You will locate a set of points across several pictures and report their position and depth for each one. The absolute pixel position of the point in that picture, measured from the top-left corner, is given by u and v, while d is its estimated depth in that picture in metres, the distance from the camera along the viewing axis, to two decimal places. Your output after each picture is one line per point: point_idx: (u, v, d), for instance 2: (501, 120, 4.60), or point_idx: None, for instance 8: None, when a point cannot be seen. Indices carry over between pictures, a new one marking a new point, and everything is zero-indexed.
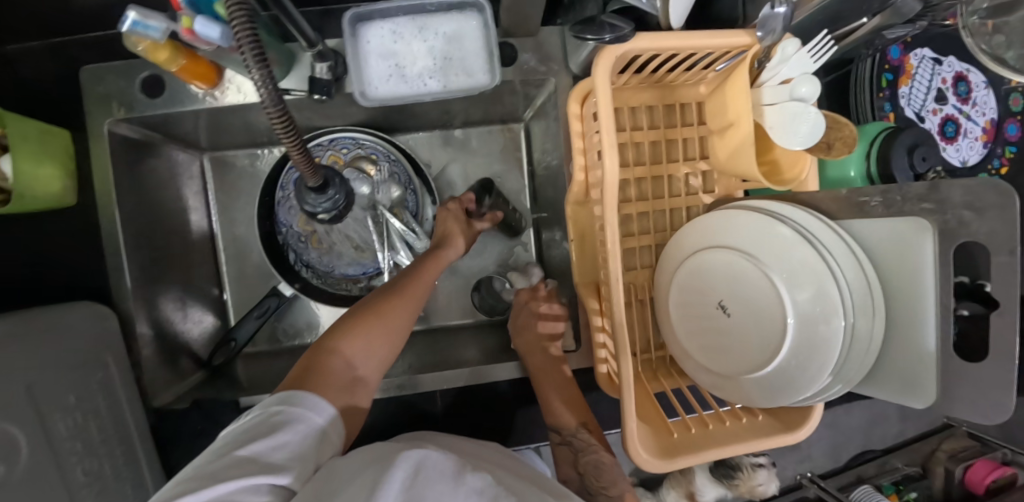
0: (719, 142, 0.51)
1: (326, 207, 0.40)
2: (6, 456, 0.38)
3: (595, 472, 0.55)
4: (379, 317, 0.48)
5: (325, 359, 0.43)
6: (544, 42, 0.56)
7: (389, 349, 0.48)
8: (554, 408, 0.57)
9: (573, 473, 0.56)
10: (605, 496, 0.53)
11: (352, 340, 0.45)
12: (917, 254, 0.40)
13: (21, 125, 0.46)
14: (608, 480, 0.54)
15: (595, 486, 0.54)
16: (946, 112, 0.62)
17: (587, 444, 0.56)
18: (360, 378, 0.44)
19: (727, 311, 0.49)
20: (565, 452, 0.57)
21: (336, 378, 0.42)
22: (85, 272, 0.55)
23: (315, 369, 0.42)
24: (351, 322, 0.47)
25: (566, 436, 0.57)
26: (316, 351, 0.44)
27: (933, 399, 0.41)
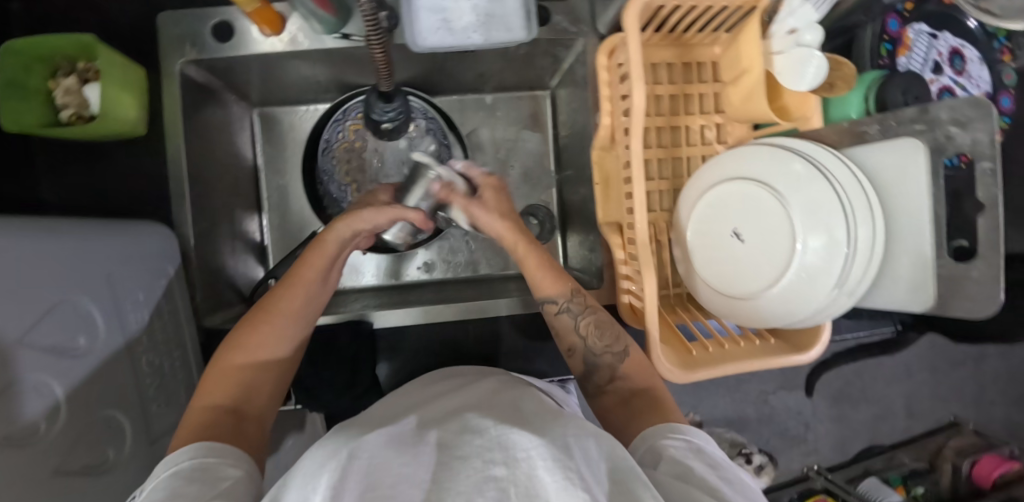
0: (733, 91, 0.57)
1: (391, 116, 0.50)
2: (85, 329, 0.42)
3: (598, 331, 0.52)
4: (243, 353, 0.46)
5: (207, 417, 0.41)
6: (574, 6, 0.62)
7: (275, 375, 0.47)
8: (539, 278, 0.55)
9: (576, 339, 0.53)
10: (611, 357, 0.51)
11: (229, 388, 0.44)
12: (914, 170, 0.45)
13: (111, 55, 0.51)
14: (609, 337, 0.51)
15: (598, 346, 0.51)
16: (942, 82, 0.69)
17: (583, 309, 0.53)
18: (252, 413, 0.44)
19: (742, 238, 0.53)
20: (564, 320, 0.53)
21: (227, 424, 0.40)
22: (148, 199, 0.60)
23: (206, 428, 0.39)
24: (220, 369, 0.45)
25: (561, 302, 0.53)
26: (192, 416, 0.41)
27: (932, 301, 0.46)
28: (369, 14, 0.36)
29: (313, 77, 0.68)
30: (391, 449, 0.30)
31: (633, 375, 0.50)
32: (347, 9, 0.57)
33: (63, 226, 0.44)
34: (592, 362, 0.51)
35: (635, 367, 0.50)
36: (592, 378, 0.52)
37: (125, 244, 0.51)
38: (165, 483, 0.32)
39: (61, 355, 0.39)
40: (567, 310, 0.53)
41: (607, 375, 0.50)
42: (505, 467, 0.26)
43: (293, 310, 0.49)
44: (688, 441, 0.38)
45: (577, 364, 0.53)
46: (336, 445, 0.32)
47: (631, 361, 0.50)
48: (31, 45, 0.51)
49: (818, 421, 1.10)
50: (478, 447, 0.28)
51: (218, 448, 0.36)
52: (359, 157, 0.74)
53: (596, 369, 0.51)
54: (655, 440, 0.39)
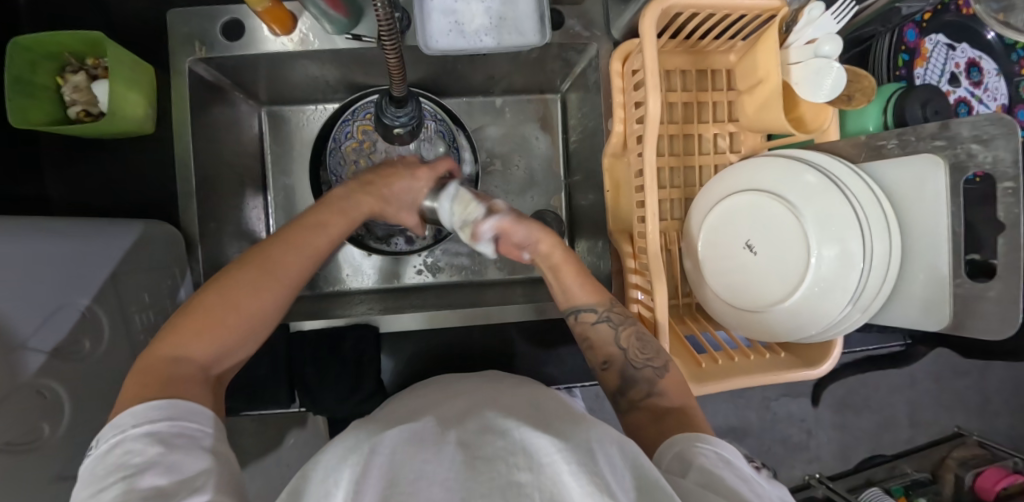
0: (748, 101, 0.56)
1: (404, 121, 0.49)
2: (89, 331, 0.42)
3: (639, 344, 0.51)
4: (228, 300, 0.40)
5: (173, 370, 0.35)
6: (588, 11, 0.62)
7: (252, 338, 0.42)
8: (575, 289, 0.56)
9: (615, 351, 0.52)
10: (650, 371, 0.48)
11: (205, 342, 0.38)
12: (932, 188, 0.45)
13: (120, 53, 0.51)
14: (651, 350, 0.50)
15: (638, 358, 0.50)
16: (959, 94, 0.69)
17: (622, 320, 0.53)
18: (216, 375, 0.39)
19: (754, 250, 0.52)
20: (603, 330, 0.53)
21: (194, 384, 0.35)
22: (155, 196, 0.60)
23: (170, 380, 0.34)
24: (196, 313, 0.39)
25: (601, 311, 0.54)
26: (153, 364, 0.35)
27: (948, 319, 0.45)
28: (384, 18, 0.36)
29: (322, 77, 0.67)
30: (411, 446, 0.29)
31: (670, 393, 0.47)
32: (358, 9, 0.56)
33: (69, 226, 0.44)
34: (629, 377, 0.49)
35: (672, 385, 0.48)
36: (626, 392, 0.49)
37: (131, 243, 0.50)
38: (142, 445, 0.29)
39: (65, 357, 0.39)
40: (606, 320, 0.53)
41: (643, 392, 0.48)
42: (530, 472, 0.25)
43: (295, 279, 0.45)
44: (718, 450, 0.37)
45: (610, 379, 0.51)
46: (357, 439, 0.32)
47: (670, 378, 0.48)
48: (38, 41, 0.51)
49: (821, 429, 1.09)
50: (502, 449, 0.27)
51: (194, 411, 0.32)
52: (367, 159, 0.73)
53: (632, 383, 0.49)
54: (682, 449, 0.38)
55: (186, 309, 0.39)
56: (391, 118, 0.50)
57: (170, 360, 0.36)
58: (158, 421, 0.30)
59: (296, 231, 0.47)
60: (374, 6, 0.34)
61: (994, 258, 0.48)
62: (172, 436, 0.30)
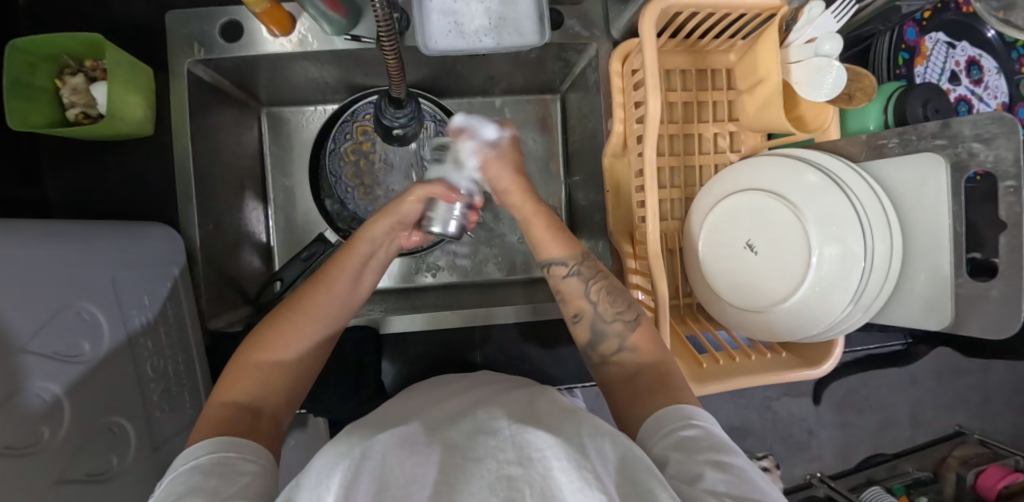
0: (748, 101, 0.56)
1: (404, 122, 0.49)
2: (89, 334, 0.42)
3: (608, 298, 0.51)
4: (267, 346, 0.46)
5: (224, 413, 0.41)
6: (588, 11, 0.61)
7: (294, 374, 0.47)
8: (547, 240, 0.54)
9: (584, 305, 0.52)
10: (620, 325, 0.49)
11: (249, 384, 0.44)
12: (933, 187, 0.44)
13: (118, 55, 0.51)
14: (621, 303, 0.50)
15: (609, 312, 0.50)
16: (959, 92, 0.69)
17: (593, 273, 0.53)
18: (271, 411, 0.43)
19: (755, 249, 0.52)
20: (572, 285, 0.52)
21: (242, 422, 0.40)
22: (155, 199, 0.59)
23: (223, 422, 0.40)
24: (243, 363, 0.45)
25: (571, 266, 0.53)
26: (210, 411, 0.41)
27: (949, 319, 0.45)
28: (383, 18, 0.36)
29: (321, 78, 0.67)
30: (405, 449, 0.29)
31: (640, 347, 0.48)
32: (356, 10, 0.56)
33: (66, 227, 0.44)
34: (598, 332, 0.50)
35: (643, 338, 0.49)
36: (596, 347, 0.50)
37: (128, 244, 0.50)
38: (183, 477, 0.32)
39: (66, 360, 0.39)
40: (576, 274, 0.52)
41: (613, 346, 0.49)
42: (520, 467, 0.25)
43: (322, 313, 0.49)
44: (701, 428, 0.37)
45: (581, 331, 0.52)
46: (347, 444, 0.31)
47: (641, 331, 0.49)
48: (36, 44, 0.51)
49: (822, 429, 1.09)
50: (493, 448, 0.27)
51: (234, 444, 0.36)
52: (367, 160, 0.73)
53: (602, 338, 0.50)
54: (665, 428, 0.38)
55: (234, 359, 0.46)
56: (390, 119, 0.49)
57: (223, 408, 0.42)
58: (200, 454, 0.35)
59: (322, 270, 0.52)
60: (373, 6, 0.34)
61: (994, 256, 0.48)
62: (210, 465, 0.34)
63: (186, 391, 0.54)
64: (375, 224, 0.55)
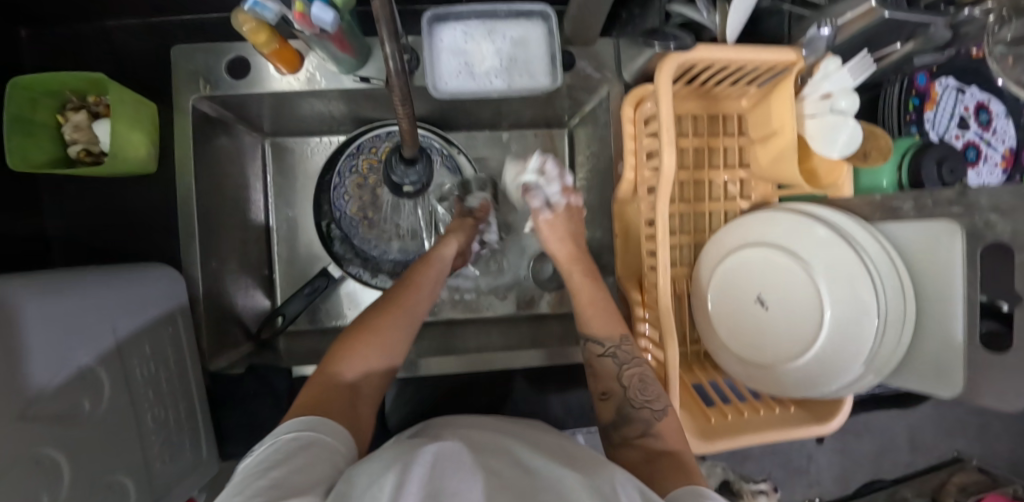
0: (761, 151, 0.56)
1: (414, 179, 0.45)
2: (91, 392, 0.41)
3: (640, 386, 0.49)
4: (371, 326, 0.48)
5: (327, 388, 0.42)
6: (599, 52, 0.61)
7: (385, 367, 0.47)
8: (591, 318, 0.55)
9: (616, 386, 0.50)
10: (649, 412, 0.47)
11: (353, 363, 0.45)
12: (948, 252, 0.44)
13: (122, 93, 0.50)
14: (653, 392, 0.48)
15: (637, 398, 0.48)
16: (968, 138, 0.69)
17: (630, 359, 0.52)
18: (366, 395, 0.44)
19: (766, 304, 0.52)
20: (608, 365, 0.52)
21: (341, 403, 0.41)
22: (158, 236, 0.58)
23: (324, 399, 0.41)
24: (344, 342, 0.47)
25: (607, 347, 0.53)
26: (315, 383, 0.43)
27: (961, 388, 0.44)
28: (394, 66, 0.34)
29: (328, 112, 0.66)
30: (450, 463, 0.28)
31: (666, 435, 0.45)
32: (366, 49, 0.56)
33: (66, 279, 0.42)
34: (624, 415, 0.48)
35: (671, 429, 0.45)
36: (621, 428, 0.47)
37: (129, 290, 0.48)
38: (281, 447, 0.33)
39: (67, 424, 0.38)
40: (612, 355, 0.52)
41: (638, 430, 0.46)
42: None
43: (414, 311, 0.51)
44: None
45: (607, 412, 0.49)
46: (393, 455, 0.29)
47: (670, 421, 0.46)
48: (38, 81, 0.50)
49: (822, 454, 1.09)
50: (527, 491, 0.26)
51: (329, 430, 0.36)
52: (373, 194, 0.72)
53: (629, 420, 0.47)
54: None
55: (341, 337, 0.48)
56: (400, 176, 0.47)
57: (326, 380, 0.43)
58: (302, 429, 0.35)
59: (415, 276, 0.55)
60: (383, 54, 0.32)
61: None
62: (304, 442, 0.34)
63: (187, 438, 0.53)
64: (446, 244, 0.61)
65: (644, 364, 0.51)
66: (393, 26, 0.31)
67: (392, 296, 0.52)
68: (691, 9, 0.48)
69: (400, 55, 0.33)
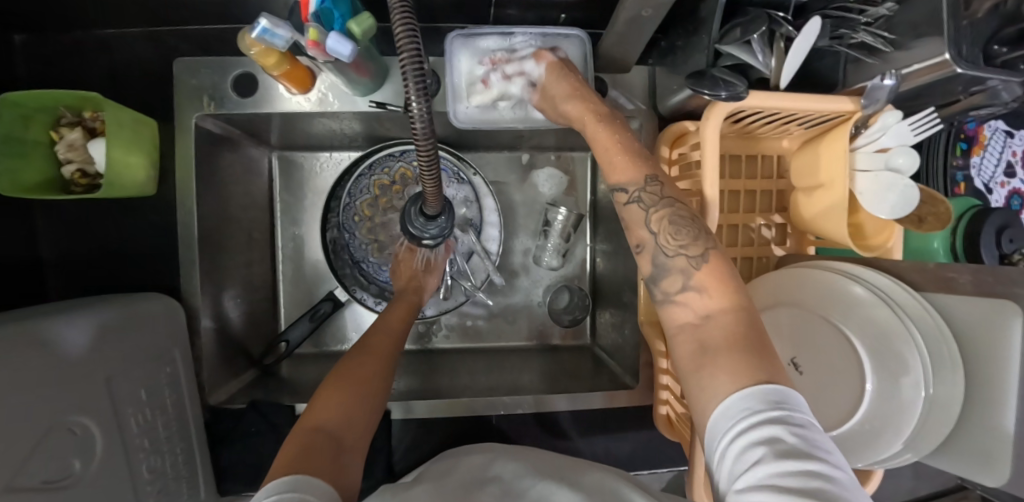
0: (802, 200, 0.52)
1: (434, 233, 0.41)
2: (83, 451, 0.38)
3: (670, 227, 0.42)
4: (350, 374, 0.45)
5: (310, 442, 0.37)
6: (632, 82, 0.56)
7: (369, 411, 0.43)
8: (617, 160, 0.46)
9: (645, 235, 0.44)
10: (683, 261, 0.41)
11: (326, 414, 0.41)
12: (1003, 333, 0.40)
13: (119, 114, 0.46)
14: (685, 235, 0.41)
15: (670, 246, 0.42)
16: (1014, 186, 0.64)
17: (659, 198, 0.44)
18: (352, 444, 0.39)
19: (800, 367, 0.50)
20: (634, 213, 0.44)
21: (331, 454, 0.36)
22: (158, 261, 0.55)
23: (308, 450, 0.36)
24: (324, 394, 0.43)
25: (632, 191, 0.45)
26: (295, 439, 0.37)
27: (1008, 478, 0.40)
28: (421, 133, 0.31)
29: (340, 130, 0.62)
30: None
31: (710, 289, 0.39)
32: (382, 70, 0.52)
33: (52, 328, 0.39)
34: (660, 267, 0.42)
35: (711, 276, 0.40)
36: (659, 283, 0.42)
37: (123, 333, 0.45)
38: None
39: (58, 491, 0.35)
40: (637, 200, 0.44)
41: (677, 283, 0.41)
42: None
43: (389, 361, 0.49)
44: (783, 428, 0.29)
45: (643, 265, 0.44)
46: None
47: (711, 268, 0.40)
48: (30, 98, 0.46)
49: None
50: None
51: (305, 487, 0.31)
52: (384, 215, 0.69)
53: (664, 273, 0.42)
54: (730, 433, 0.31)
55: (318, 394, 0.43)
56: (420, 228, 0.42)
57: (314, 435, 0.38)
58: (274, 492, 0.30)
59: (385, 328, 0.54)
60: (409, 114, 0.30)
61: None
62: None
63: (186, 482, 0.50)
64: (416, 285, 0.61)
65: (676, 201, 0.44)
66: (412, 27, 0.30)
67: (366, 346, 0.50)
68: (745, 53, 0.44)
69: (422, 77, 0.30)
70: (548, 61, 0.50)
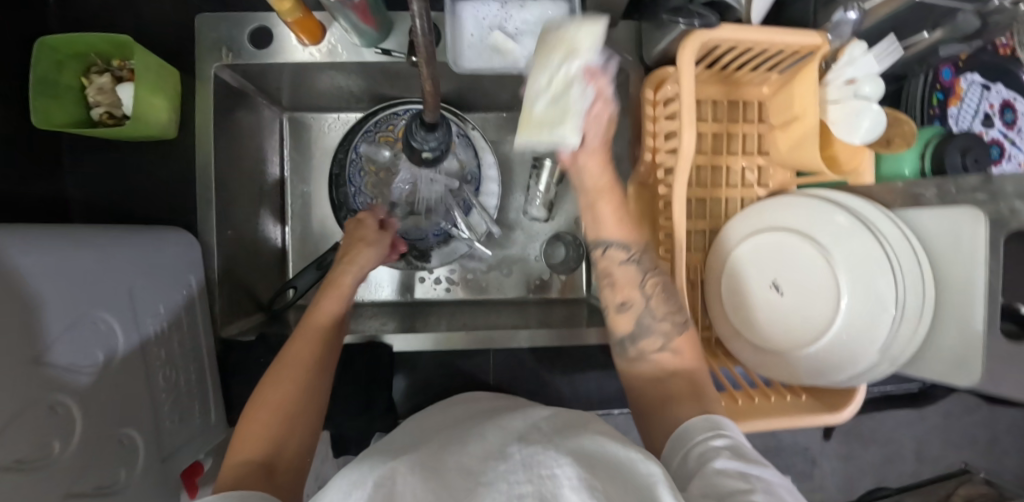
0: (780, 136, 0.55)
1: (433, 145, 0.45)
2: (104, 345, 0.41)
3: (662, 294, 0.48)
4: (272, 390, 0.44)
5: (242, 471, 0.38)
6: (619, 34, 0.60)
7: (299, 418, 0.43)
8: (608, 221, 0.51)
9: (636, 294, 0.49)
10: (669, 324, 0.47)
11: (256, 439, 0.40)
12: (970, 239, 0.43)
13: (146, 58, 0.51)
14: (677, 306, 0.48)
15: (660, 309, 0.48)
16: (992, 136, 0.66)
17: (652, 265, 0.50)
18: (288, 462, 0.41)
19: (781, 290, 0.52)
20: (630, 272, 0.49)
21: (263, 478, 0.37)
22: (176, 203, 0.59)
23: (241, 481, 0.37)
24: (245, 418, 0.42)
25: (630, 252, 0.49)
26: (227, 471, 0.38)
27: (980, 375, 0.43)
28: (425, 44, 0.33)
29: (346, 87, 0.66)
30: (431, 469, 0.30)
31: (685, 351, 0.47)
32: (388, 23, 0.56)
33: (85, 234, 0.43)
34: (644, 326, 0.48)
35: (688, 342, 0.47)
36: (637, 341, 0.49)
37: (143, 252, 0.48)
38: None
39: (80, 372, 0.38)
40: (635, 261, 0.49)
41: (656, 344, 0.47)
42: (528, 485, 0.26)
43: (310, 361, 0.47)
44: (733, 444, 0.36)
45: (624, 320, 0.50)
46: (369, 466, 0.32)
47: (687, 337, 0.48)
48: (64, 42, 0.50)
49: (827, 459, 1.06)
50: (502, 469, 0.28)
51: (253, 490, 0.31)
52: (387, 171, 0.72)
53: (646, 333, 0.48)
54: (693, 449, 0.37)
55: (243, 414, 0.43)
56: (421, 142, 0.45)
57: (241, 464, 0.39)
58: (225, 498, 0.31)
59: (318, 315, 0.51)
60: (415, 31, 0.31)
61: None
62: None
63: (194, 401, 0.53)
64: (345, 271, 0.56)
65: (663, 270, 0.50)
66: None
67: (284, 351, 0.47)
68: None
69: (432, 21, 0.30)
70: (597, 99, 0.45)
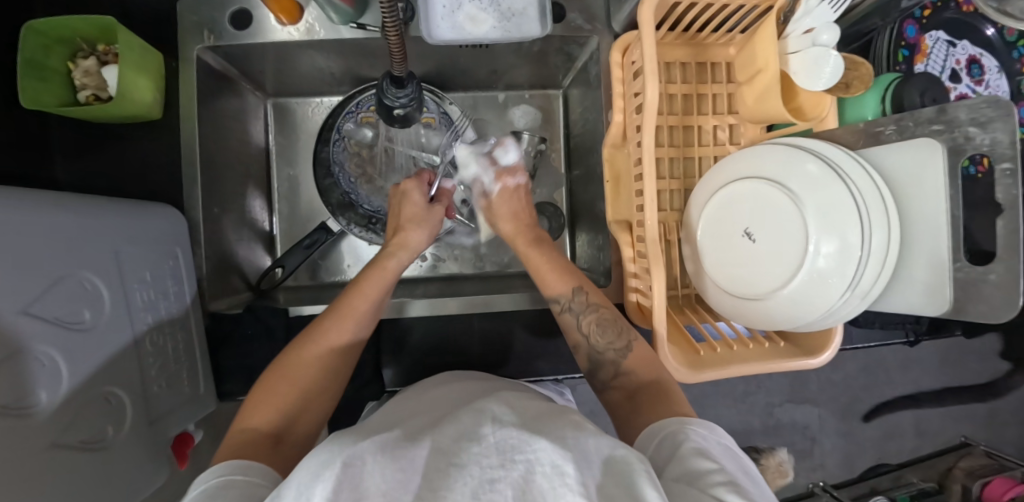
0: (747, 91, 0.57)
1: (403, 102, 0.51)
2: (92, 303, 0.42)
3: (601, 325, 0.53)
4: (291, 365, 0.45)
5: (250, 437, 0.39)
6: (588, 4, 0.62)
7: (312, 397, 0.44)
8: (546, 276, 0.57)
9: (580, 336, 0.54)
10: (614, 351, 0.51)
11: (272, 409, 0.42)
12: (932, 171, 0.44)
13: (130, 38, 0.52)
14: (613, 333, 0.52)
15: (601, 341, 0.52)
16: (960, 91, 0.68)
17: (586, 306, 0.55)
18: (294, 438, 0.42)
19: (753, 237, 0.52)
20: (569, 319, 0.55)
21: (269, 448, 0.39)
22: (163, 182, 0.60)
23: (246, 448, 0.38)
24: (263, 388, 0.43)
25: (564, 302, 0.56)
26: (234, 436, 0.40)
27: (948, 302, 0.45)
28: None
29: (327, 68, 0.68)
30: (401, 451, 0.24)
31: (637, 369, 0.49)
32: (364, 0, 0.58)
33: (74, 198, 0.44)
34: (595, 357, 0.52)
35: (638, 359, 0.49)
36: (597, 373, 0.51)
37: (133, 220, 0.50)
38: None
39: (68, 326, 0.39)
40: (570, 309, 0.55)
41: (610, 371, 0.50)
42: (501, 469, 0.21)
43: (340, 345, 0.48)
44: (703, 431, 0.37)
45: (582, 356, 0.54)
46: (339, 445, 0.26)
47: (634, 355, 0.50)
48: (51, 26, 0.52)
49: (827, 438, 0.96)
50: (474, 452, 0.22)
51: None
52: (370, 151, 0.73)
53: (600, 363, 0.51)
54: (662, 441, 0.37)
55: (257, 386, 0.44)
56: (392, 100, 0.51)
57: (247, 431, 0.40)
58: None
59: (356, 294, 0.51)
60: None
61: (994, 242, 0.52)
62: None
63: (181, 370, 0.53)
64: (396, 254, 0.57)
65: (601, 305, 0.55)
66: None
67: (315, 329, 0.48)
68: None
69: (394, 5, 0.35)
70: (506, 184, 0.65)
